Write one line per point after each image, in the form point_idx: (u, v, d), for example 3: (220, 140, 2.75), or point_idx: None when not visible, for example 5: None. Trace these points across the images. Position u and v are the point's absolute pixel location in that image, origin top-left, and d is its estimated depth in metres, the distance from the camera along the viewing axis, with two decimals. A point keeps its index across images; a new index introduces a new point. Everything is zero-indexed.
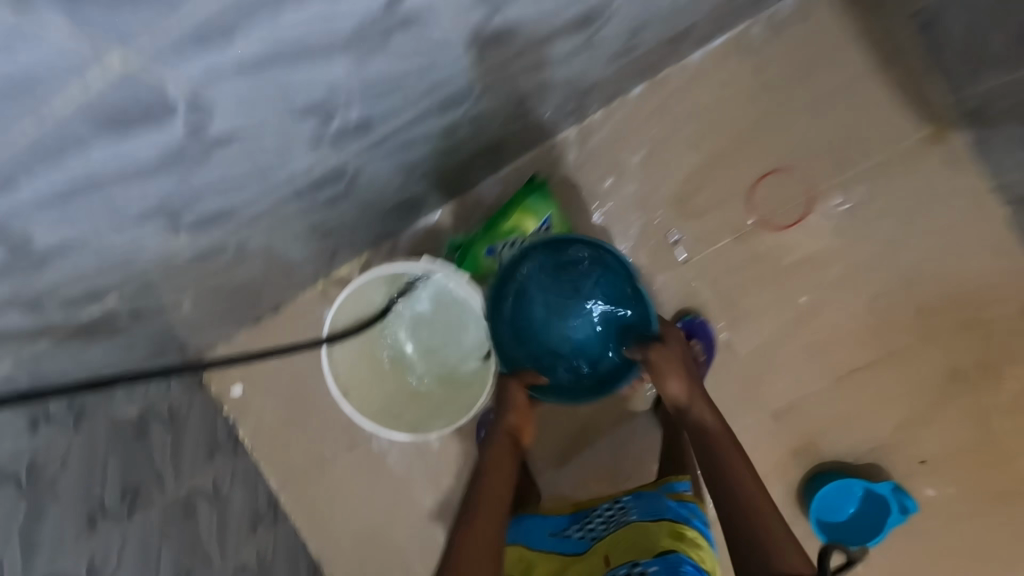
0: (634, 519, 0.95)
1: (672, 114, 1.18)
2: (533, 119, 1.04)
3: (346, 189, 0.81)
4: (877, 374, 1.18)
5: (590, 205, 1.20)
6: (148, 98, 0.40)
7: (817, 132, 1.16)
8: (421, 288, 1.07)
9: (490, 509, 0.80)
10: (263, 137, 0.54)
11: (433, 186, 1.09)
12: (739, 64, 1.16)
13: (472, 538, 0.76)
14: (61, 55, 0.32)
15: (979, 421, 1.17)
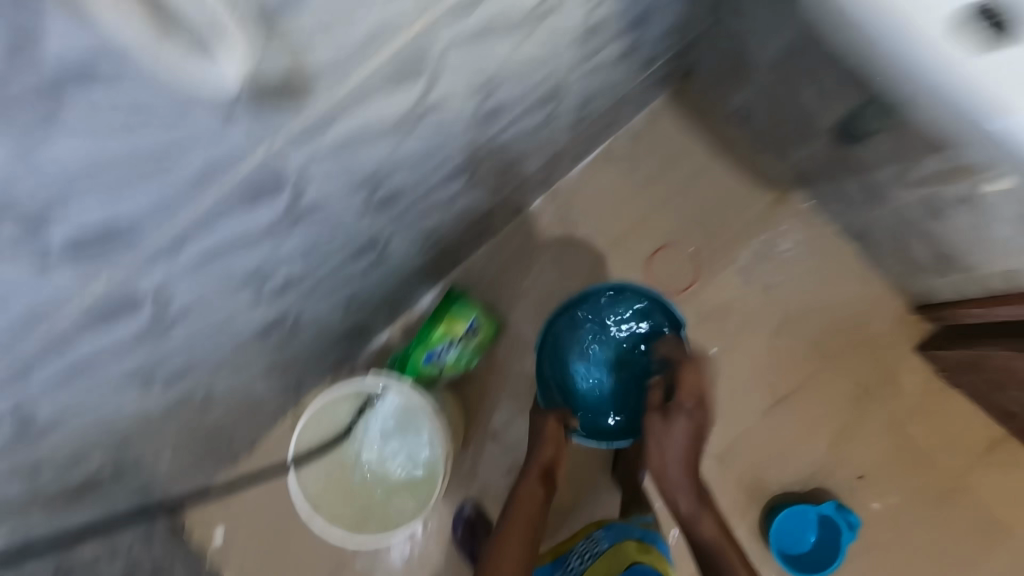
0: (607, 548, 1.12)
1: (569, 217, 1.41)
2: (451, 244, 1.24)
3: (291, 331, 0.97)
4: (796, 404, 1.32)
5: (517, 303, 1.40)
6: (123, 299, 0.57)
7: (687, 212, 1.40)
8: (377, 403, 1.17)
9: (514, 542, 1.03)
10: (213, 306, 0.71)
11: (376, 312, 1.26)
12: (613, 170, 1.42)
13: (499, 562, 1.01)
14: (63, 285, 0.50)
15: (894, 430, 1.30)
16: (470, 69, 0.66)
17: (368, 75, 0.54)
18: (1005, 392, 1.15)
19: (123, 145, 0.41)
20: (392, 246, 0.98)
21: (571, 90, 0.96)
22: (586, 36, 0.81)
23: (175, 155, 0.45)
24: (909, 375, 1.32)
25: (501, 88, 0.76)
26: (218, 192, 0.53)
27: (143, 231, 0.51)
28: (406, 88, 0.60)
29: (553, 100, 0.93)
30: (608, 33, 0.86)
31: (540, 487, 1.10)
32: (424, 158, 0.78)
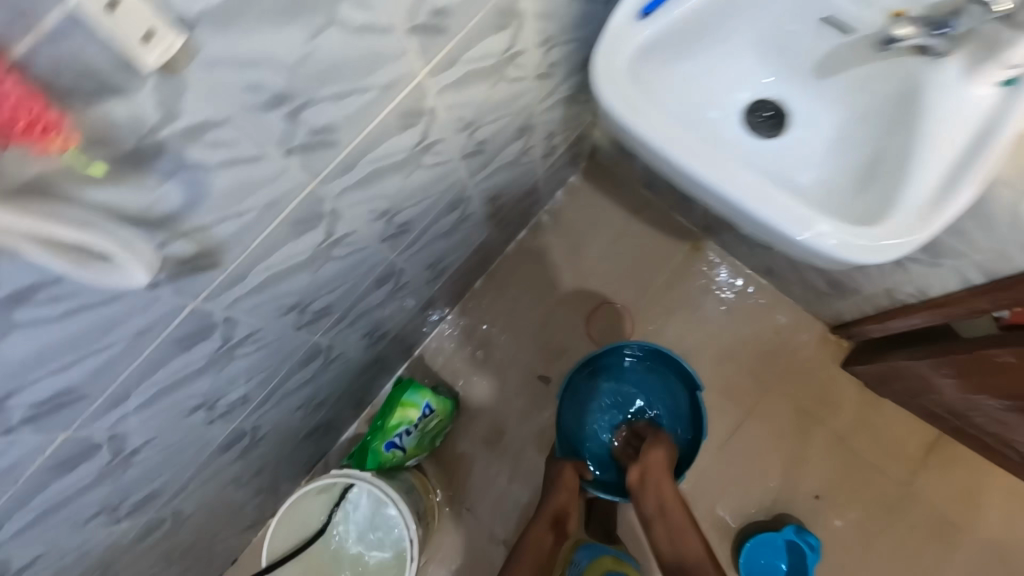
0: (587, 564, 1.19)
1: (510, 291, 1.53)
2: (400, 335, 1.35)
3: (252, 441, 1.05)
4: (744, 435, 1.39)
5: (474, 378, 1.49)
6: (81, 448, 0.66)
7: (616, 271, 1.53)
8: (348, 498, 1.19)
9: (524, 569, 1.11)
10: (167, 436, 0.79)
11: (340, 408, 1.35)
12: (543, 243, 1.56)
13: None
14: (26, 446, 0.58)
15: (840, 446, 1.36)
16: (366, 204, 0.79)
17: (272, 232, 0.67)
18: (921, 396, 1.23)
19: (68, 329, 0.52)
20: (337, 349, 1.09)
21: (476, 192, 1.10)
22: (473, 153, 0.96)
23: (111, 326, 0.56)
24: (842, 392, 1.39)
25: (402, 209, 0.89)
26: (154, 345, 0.64)
27: (92, 388, 0.60)
28: (310, 232, 0.73)
29: (461, 204, 1.07)
30: (495, 146, 1.02)
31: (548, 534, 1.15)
32: (345, 275, 0.90)
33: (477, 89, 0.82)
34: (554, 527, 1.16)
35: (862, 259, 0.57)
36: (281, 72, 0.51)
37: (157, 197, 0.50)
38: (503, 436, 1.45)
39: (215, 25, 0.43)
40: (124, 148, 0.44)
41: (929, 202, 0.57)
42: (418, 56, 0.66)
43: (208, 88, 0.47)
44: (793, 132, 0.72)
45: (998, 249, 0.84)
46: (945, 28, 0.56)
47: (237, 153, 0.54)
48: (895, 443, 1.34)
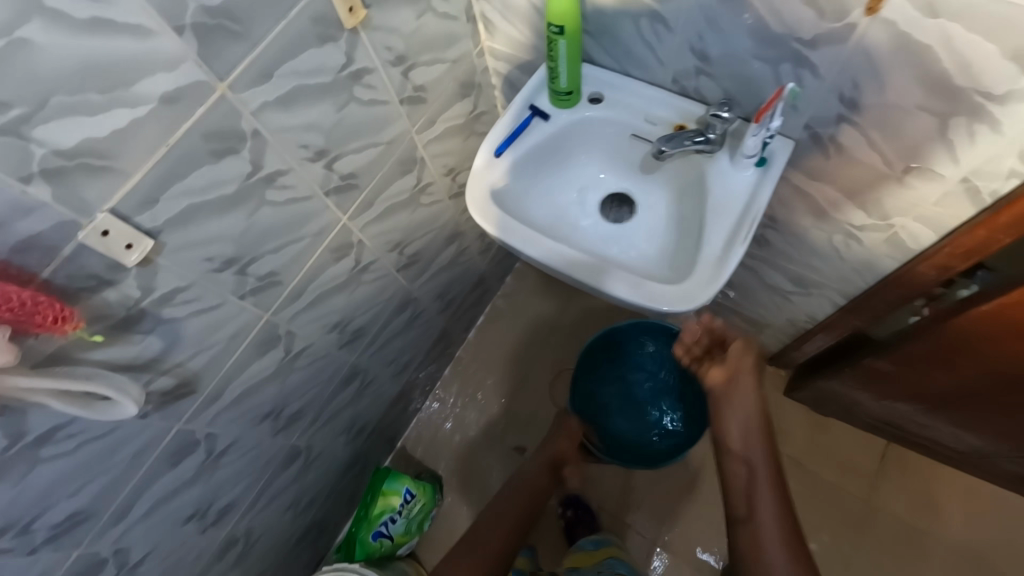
0: (589, 547, 1.30)
1: (475, 375, 1.68)
2: (378, 430, 1.48)
3: (245, 547, 1.15)
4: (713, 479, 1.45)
5: (453, 460, 1.60)
6: (89, 562, 0.78)
7: (569, 338, 1.68)
8: None
9: (503, 506, 1.18)
10: (163, 546, 0.91)
11: (331, 509, 1.44)
12: (499, 326, 1.73)
13: (489, 518, 1.15)
14: (47, 562, 0.72)
15: (800, 469, 1.45)
16: (318, 321, 0.98)
17: (237, 358, 0.84)
18: (852, 409, 1.36)
19: (78, 459, 0.67)
20: (316, 448, 1.22)
21: (422, 293, 1.30)
22: (408, 264, 1.17)
23: (113, 450, 0.72)
24: (791, 419, 1.50)
25: (352, 319, 1.08)
26: (147, 464, 0.79)
27: (98, 507, 0.75)
28: (271, 352, 0.91)
29: (409, 304, 1.26)
30: (428, 255, 1.23)
31: (546, 476, 1.23)
32: (309, 382, 1.06)
33: (396, 217, 1.04)
34: (551, 471, 1.24)
35: (674, 308, 0.75)
36: (228, 243, 0.72)
37: (141, 347, 0.68)
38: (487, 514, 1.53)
39: (174, 228, 0.64)
40: (117, 318, 0.63)
41: (716, 261, 0.76)
42: (338, 207, 0.87)
43: (175, 268, 0.66)
44: (640, 215, 0.91)
45: (840, 274, 1.01)
46: (705, 135, 0.78)
47: (202, 305, 0.73)
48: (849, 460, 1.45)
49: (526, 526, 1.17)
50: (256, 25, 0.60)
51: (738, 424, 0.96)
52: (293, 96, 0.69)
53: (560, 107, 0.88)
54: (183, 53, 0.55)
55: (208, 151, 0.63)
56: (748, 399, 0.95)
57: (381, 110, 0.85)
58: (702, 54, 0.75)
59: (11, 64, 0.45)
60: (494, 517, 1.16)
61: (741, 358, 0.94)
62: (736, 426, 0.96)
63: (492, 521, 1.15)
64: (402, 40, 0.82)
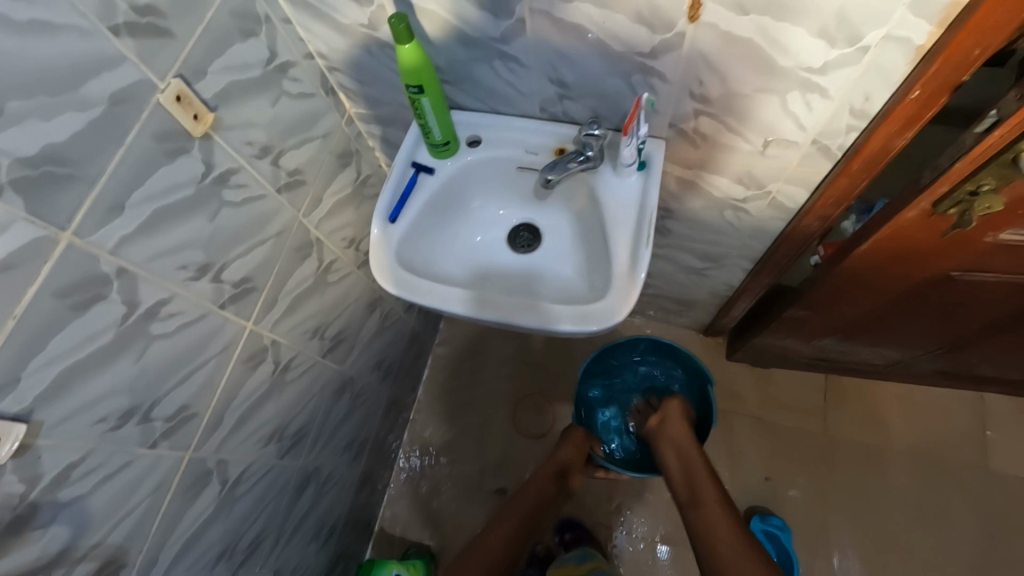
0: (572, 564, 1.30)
1: (434, 432, 1.62)
2: (350, 525, 1.38)
3: None
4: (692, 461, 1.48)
5: (433, 528, 1.52)
6: None
7: (516, 366, 1.66)
8: None
9: (510, 519, 1.09)
10: None
11: None
12: (445, 376, 1.69)
13: (495, 531, 1.07)
14: None
15: (761, 425, 1.52)
16: (250, 439, 0.90)
17: (167, 511, 0.75)
18: (788, 355, 1.44)
19: None
20: (286, 570, 1.12)
21: (357, 370, 1.24)
22: (332, 348, 1.11)
23: None
24: (738, 380, 1.58)
25: (288, 423, 1.01)
26: None
27: None
28: (206, 489, 0.82)
29: (345, 386, 1.20)
30: (353, 332, 1.18)
31: (552, 483, 1.15)
32: (259, 504, 0.97)
33: (307, 306, 0.99)
34: (558, 477, 1.17)
35: (604, 324, 0.76)
36: (121, 396, 0.64)
37: (43, 544, 0.59)
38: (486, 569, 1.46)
39: (48, 402, 0.56)
40: (2, 524, 0.54)
41: (628, 268, 0.78)
42: (241, 317, 0.81)
43: (63, 444, 0.58)
44: (548, 240, 0.93)
45: (740, 244, 1.08)
46: (585, 153, 0.81)
47: (106, 471, 0.64)
48: (799, 400, 1.54)
49: (531, 530, 1.09)
50: (88, 160, 0.55)
51: (677, 455, 1.07)
52: (155, 221, 0.64)
53: (442, 158, 0.88)
54: (8, 214, 0.49)
55: (69, 306, 0.56)
56: (681, 438, 1.09)
57: (259, 205, 0.81)
58: (560, 81, 0.78)
59: None
60: (499, 527, 1.07)
61: (670, 404, 1.14)
62: (675, 454, 1.08)
63: (498, 533, 1.06)
64: (263, 132, 0.79)
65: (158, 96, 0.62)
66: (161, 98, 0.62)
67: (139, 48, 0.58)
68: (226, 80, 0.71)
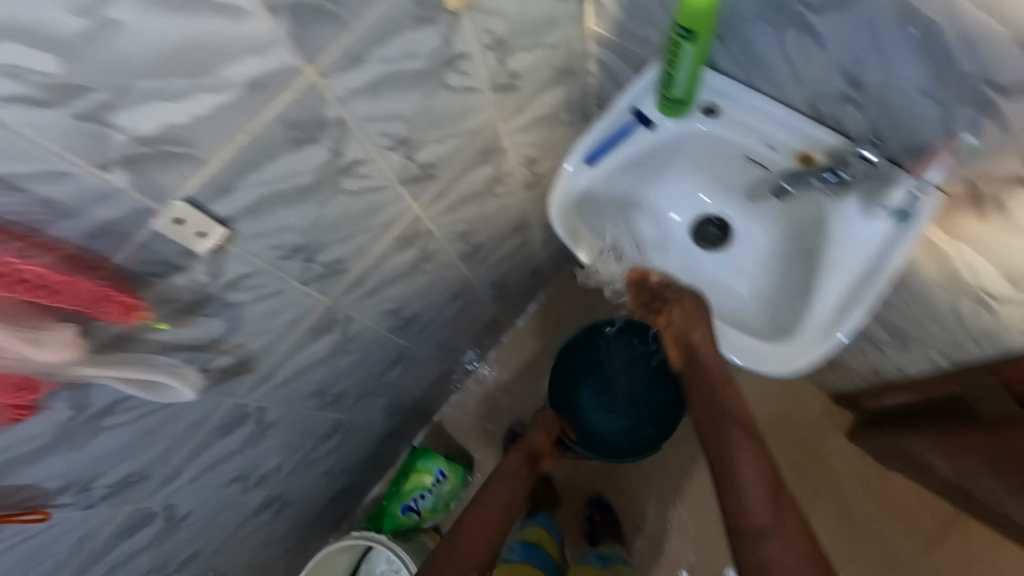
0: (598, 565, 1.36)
1: (517, 362, 1.65)
2: (417, 407, 1.49)
3: (280, 504, 1.19)
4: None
5: (483, 444, 1.59)
6: (139, 516, 0.81)
7: None
8: (376, 557, 1.32)
9: (482, 509, 1.07)
10: (208, 502, 0.95)
11: (364, 473, 1.48)
12: (548, 316, 1.67)
13: (472, 516, 1.06)
14: (101, 516, 0.74)
15: (848, 517, 1.36)
16: (375, 307, 0.95)
17: (295, 339, 0.83)
18: (919, 471, 1.22)
19: (133, 432, 0.67)
20: (356, 422, 1.23)
21: (478, 281, 1.25)
22: (470, 254, 1.12)
23: (168, 425, 0.72)
24: (846, 461, 1.39)
25: (408, 305, 1.05)
26: (199, 435, 0.79)
27: (152, 471, 0.76)
28: (328, 333, 0.89)
29: (464, 291, 1.22)
30: (492, 246, 1.18)
31: (524, 468, 1.19)
32: (359, 362, 1.05)
33: (467, 207, 0.98)
34: (530, 461, 1.21)
35: (769, 371, 0.67)
36: (297, 231, 0.68)
37: (205, 330, 0.66)
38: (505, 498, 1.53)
39: (247, 217, 0.60)
40: (182, 303, 0.61)
41: (827, 323, 0.66)
42: (412, 197, 0.82)
43: (244, 254, 0.64)
44: (733, 246, 0.83)
45: (953, 338, 0.90)
46: (837, 173, 0.67)
47: (266, 290, 0.71)
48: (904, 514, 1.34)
49: (508, 513, 1.09)
50: (354, 4, 0.54)
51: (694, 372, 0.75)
52: (382, 83, 0.63)
53: (666, 115, 0.78)
54: (275, 35, 0.49)
55: (289, 139, 0.58)
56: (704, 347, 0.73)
57: (468, 97, 0.78)
58: (856, 79, 0.63)
59: (96, 48, 0.40)
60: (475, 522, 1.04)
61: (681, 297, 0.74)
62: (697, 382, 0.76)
63: (476, 519, 1.05)
64: (503, 23, 0.74)
65: None
66: None
67: None
68: None
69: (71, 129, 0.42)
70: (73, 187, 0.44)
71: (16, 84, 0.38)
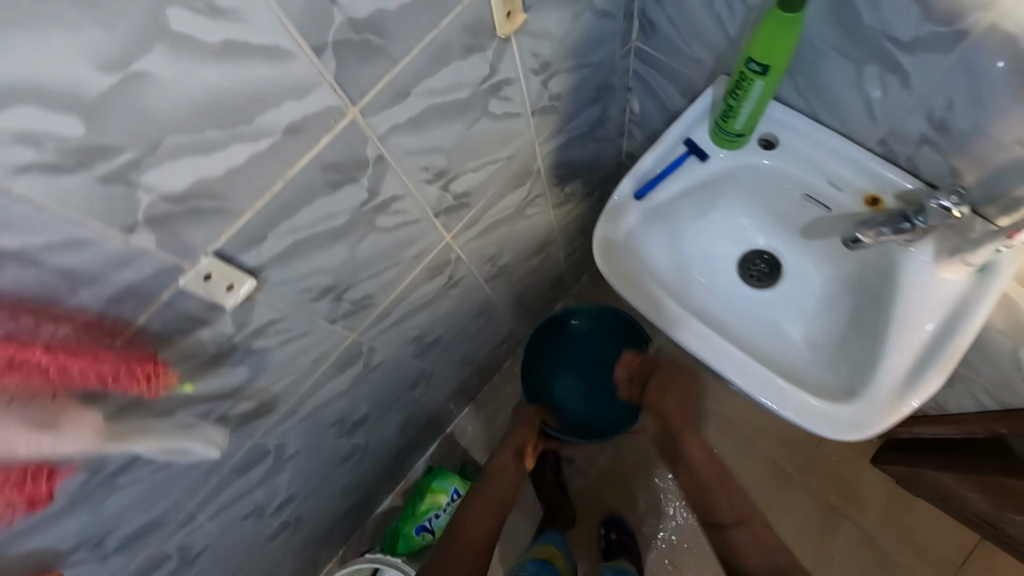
0: None
1: None
2: (432, 422, 1.45)
3: (294, 528, 1.15)
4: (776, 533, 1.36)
5: None
6: (155, 559, 0.77)
7: None
8: None
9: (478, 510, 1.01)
10: (223, 536, 0.91)
11: (377, 489, 1.44)
12: None
13: (468, 519, 1.00)
14: (115, 565, 0.70)
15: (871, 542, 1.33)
16: (399, 335, 0.90)
17: (318, 376, 0.78)
18: (949, 502, 1.18)
19: (152, 485, 0.63)
20: (372, 444, 1.19)
21: (500, 300, 1.21)
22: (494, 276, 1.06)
23: (188, 472, 0.67)
24: (870, 488, 1.36)
25: (432, 329, 1.00)
26: (216, 477, 0.75)
27: (169, 517, 0.72)
28: (351, 366, 0.85)
29: (485, 311, 1.17)
30: (517, 265, 1.13)
31: (513, 464, 1.07)
32: (379, 389, 1.01)
33: (495, 232, 0.93)
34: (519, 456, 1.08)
35: (832, 435, 0.63)
36: (328, 273, 0.63)
37: (227, 379, 0.61)
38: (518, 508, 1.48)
39: (278, 264, 0.55)
40: (207, 355, 0.56)
41: (898, 385, 0.62)
42: (444, 228, 0.77)
43: (272, 301, 0.59)
44: (783, 285, 0.78)
45: (1005, 382, 0.86)
46: (912, 221, 0.62)
47: (293, 333, 0.66)
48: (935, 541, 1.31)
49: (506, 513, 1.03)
50: (404, 38, 0.48)
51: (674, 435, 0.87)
52: (425, 116, 0.58)
53: (721, 146, 0.73)
54: (318, 75, 0.44)
55: (327, 182, 0.53)
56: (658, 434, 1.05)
57: (507, 123, 0.72)
58: (941, 122, 0.58)
59: (124, 105, 0.34)
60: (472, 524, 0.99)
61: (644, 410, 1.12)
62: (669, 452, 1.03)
63: (473, 523, 0.99)
64: (550, 45, 0.68)
65: None
66: None
67: None
68: None
69: (92, 194, 0.36)
70: (96, 252, 0.39)
71: (32, 150, 0.32)
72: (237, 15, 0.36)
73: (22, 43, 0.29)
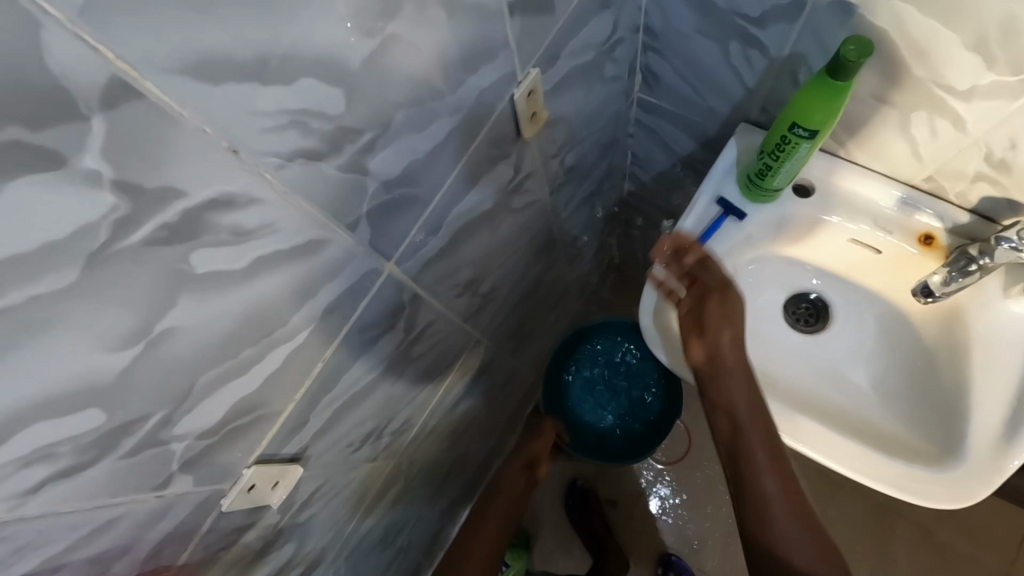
0: None
1: None
2: None
3: None
4: None
5: None
6: None
7: None
8: None
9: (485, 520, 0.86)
10: None
11: None
12: None
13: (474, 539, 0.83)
14: None
15: (942, 554, 1.05)
16: (435, 437, 0.83)
17: (361, 511, 0.71)
18: None
19: None
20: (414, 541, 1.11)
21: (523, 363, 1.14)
22: (519, 349, 0.99)
23: None
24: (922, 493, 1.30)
25: (466, 419, 0.93)
26: None
27: None
28: (392, 485, 0.77)
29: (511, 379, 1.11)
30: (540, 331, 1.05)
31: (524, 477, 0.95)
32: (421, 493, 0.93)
33: (519, 308, 0.87)
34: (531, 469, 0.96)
35: (935, 503, 0.59)
36: (369, 420, 0.56)
37: (273, 560, 0.54)
38: (562, 554, 1.16)
39: (319, 440, 0.48)
40: (252, 551, 0.49)
41: (995, 443, 0.59)
42: (474, 327, 0.71)
43: (316, 473, 0.51)
44: (838, 325, 0.71)
45: None
46: (979, 260, 0.58)
47: (336, 490, 0.58)
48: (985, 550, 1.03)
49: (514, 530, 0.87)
50: (434, 178, 0.42)
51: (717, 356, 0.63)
52: (454, 239, 0.52)
53: (756, 199, 0.68)
54: (353, 249, 0.37)
55: (365, 342, 0.46)
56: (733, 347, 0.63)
57: (529, 211, 0.67)
58: (999, 158, 0.55)
59: (150, 370, 0.27)
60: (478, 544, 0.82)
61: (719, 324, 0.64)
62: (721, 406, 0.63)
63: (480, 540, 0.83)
64: (565, 127, 0.63)
65: (514, 91, 0.46)
66: (514, 94, 0.47)
67: (521, 33, 0.43)
68: (566, 67, 0.54)
69: (120, 472, 0.30)
70: (130, 521, 0.32)
71: (46, 464, 0.25)
72: (267, 228, 0.29)
73: (25, 366, 0.22)
